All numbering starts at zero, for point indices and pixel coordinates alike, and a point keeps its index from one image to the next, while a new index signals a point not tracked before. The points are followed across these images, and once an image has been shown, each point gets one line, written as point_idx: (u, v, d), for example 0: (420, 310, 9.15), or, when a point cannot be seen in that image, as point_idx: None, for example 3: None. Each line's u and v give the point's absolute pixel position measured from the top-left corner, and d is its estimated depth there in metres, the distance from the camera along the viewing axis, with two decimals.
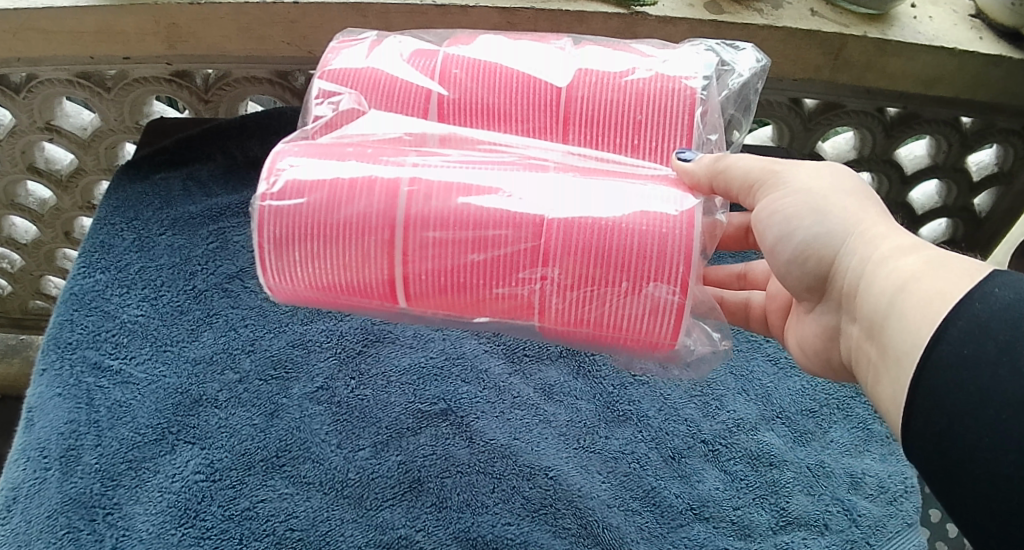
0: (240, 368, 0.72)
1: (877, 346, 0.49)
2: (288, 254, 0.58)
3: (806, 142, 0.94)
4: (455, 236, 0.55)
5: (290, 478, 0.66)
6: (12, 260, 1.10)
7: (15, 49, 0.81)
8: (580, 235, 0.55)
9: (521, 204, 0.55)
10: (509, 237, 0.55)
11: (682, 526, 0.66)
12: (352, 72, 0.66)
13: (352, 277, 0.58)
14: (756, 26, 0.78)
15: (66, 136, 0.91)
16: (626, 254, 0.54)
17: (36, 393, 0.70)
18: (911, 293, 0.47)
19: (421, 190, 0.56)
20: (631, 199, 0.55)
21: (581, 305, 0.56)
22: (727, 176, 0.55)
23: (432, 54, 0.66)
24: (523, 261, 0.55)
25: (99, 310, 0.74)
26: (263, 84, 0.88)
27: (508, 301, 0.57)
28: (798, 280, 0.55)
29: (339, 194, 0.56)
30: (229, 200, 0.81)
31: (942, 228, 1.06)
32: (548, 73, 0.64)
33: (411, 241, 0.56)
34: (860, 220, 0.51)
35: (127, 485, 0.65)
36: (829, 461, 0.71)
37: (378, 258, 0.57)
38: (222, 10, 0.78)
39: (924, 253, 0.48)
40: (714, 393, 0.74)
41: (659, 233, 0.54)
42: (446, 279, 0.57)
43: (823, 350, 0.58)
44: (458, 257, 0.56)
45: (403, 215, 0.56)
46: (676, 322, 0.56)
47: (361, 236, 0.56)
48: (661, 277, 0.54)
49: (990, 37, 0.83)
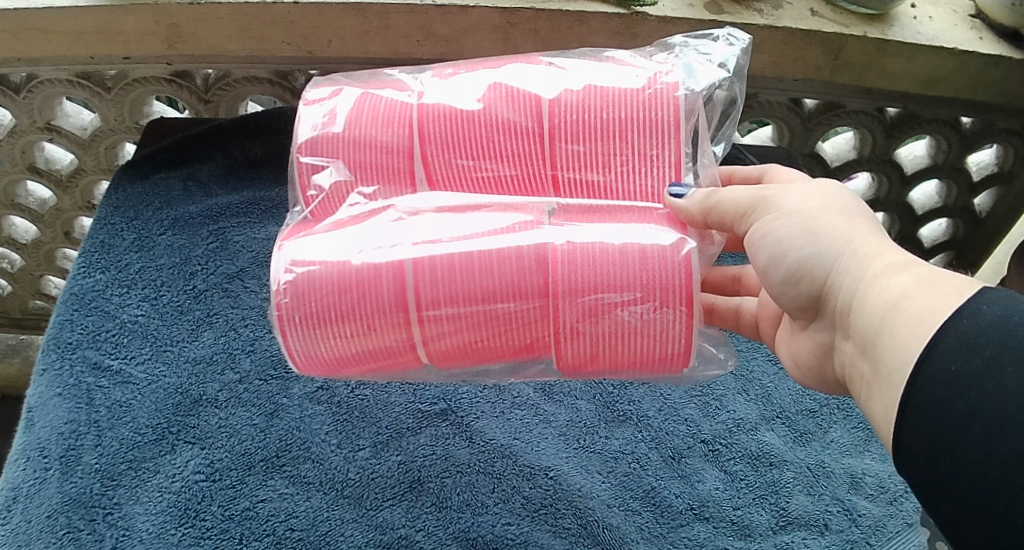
0: (240, 368, 0.72)
1: (870, 361, 0.49)
2: (314, 343, 0.56)
3: (805, 142, 0.94)
4: (466, 296, 0.54)
5: (290, 478, 0.66)
6: (12, 260, 1.10)
7: (15, 49, 0.81)
8: (587, 288, 0.54)
9: (525, 270, 0.54)
10: (521, 301, 0.54)
11: (682, 526, 0.66)
12: (331, 138, 0.61)
13: (377, 351, 0.56)
14: (755, 26, 0.78)
15: (66, 136, 0.91)
16: (633, 293, 0.54)
17: (36, 393, 0.70)
18: (902, 311, 0.46)
19: (426, 261, 0.54)
20: (632, 238, 0.54)
21: (596, 343, 0.56)
22: (720, 210, 0.54)
23: (408, 106, 0.61)
24: (532, 317, 0.55)
25: (99, 310, 0.74)
26: (262, 84, 0.88)
27: (523, 347, 0.56)
28: (791, 299, 0.54)
29: (351, 279, 0.54)
30: (229, 200, 0.81)
31: (942, 228, 1.06)
32: (526, 117, 0.59)
33: (428, 313, 0.54)
34: (852, 239, 0.50)
35: (127, 485, 0.65)
36: (829, 461, 0.71)
37: (395, 327, 0.55)
38: (222, 10, 0.78)
39: (916, 269, 0.48)
40: (714, 393, 0.74)
41: (661, 263, 0.54)
42: (464, 341, 0.56)
43: (818, 366, 0.57)
44: (473, 315, 0.54)
45: (418, 292, 0.54)
46: (685, 342, 0.56)
47: (379, 317, 0.55)
48: (665, 304, 0.54)
49: (990, 37, 0.83)
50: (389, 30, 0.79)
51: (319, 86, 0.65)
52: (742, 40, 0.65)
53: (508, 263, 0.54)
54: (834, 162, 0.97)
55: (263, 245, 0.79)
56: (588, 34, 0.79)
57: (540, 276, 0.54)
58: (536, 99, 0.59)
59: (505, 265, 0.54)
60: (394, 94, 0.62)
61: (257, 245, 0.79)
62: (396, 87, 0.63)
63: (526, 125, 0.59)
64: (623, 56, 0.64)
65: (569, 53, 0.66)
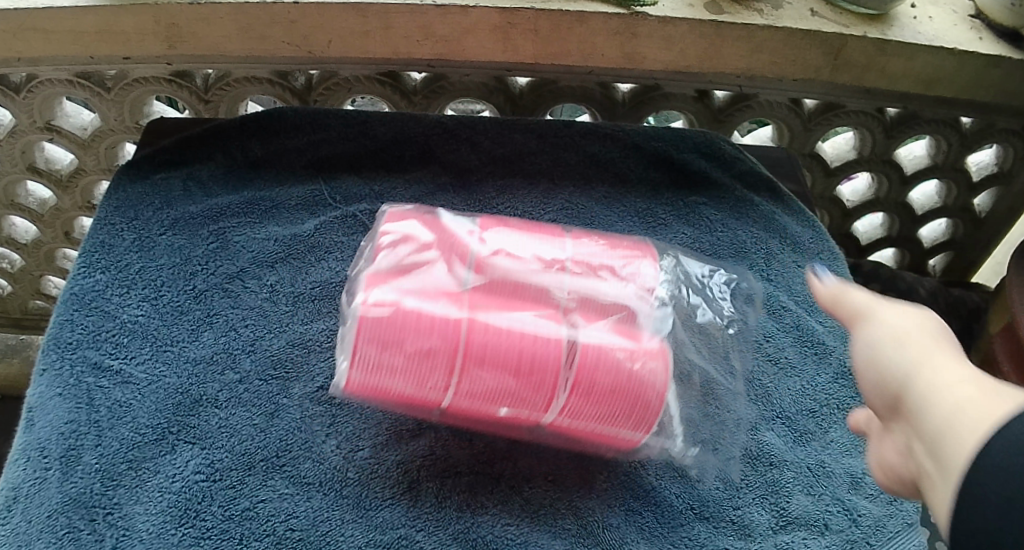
0: (240, 368, 0.72)
1: (932, 462, 0.44)
2: (374, 370, 0.62)
3: (805, 142, 0.94)
4: (505, 360, 0.61)
5: (290, 478, 0.66)
6: (12, 260, 1.10)
7: (15, 49, 0.81)
8: (598, 384, 0.62)
9: (550, 350, 0.62)
10: (540, 376, 0.61)
11: (683, 526, 0.66)
12: (412, 223, 0.72)
13: (420, 391, 0.63)
14: (756, 27, 0.78)
15: (66, 136, 0.91)
16: (619, 405, 0.62)
17: (36, 393, 0.69)
18: (964, 421, 0.43)
19: (484, 327, 0.62)
20: (625, 343, 0.63)
21: (590, 420, 0.64)
22: (839, 306, 0.53)
23: (430, 272, 0.66)
24: (544, 394, 0.62)
25: (99, 310, 0.74)
26: (263, 85, 0.89)
27: (522, 408, 0.63)
28: (873, 387, 0.50)
29: (416, 330, 0.61)
30: (229, 200, 0.82)
31: (942, 229, 1.07)
32: (548, 273, 0.68)
33: (469, 370, 0.61)
34: (932, 345, 0.48)
35: (127, 485, 0.65)
36: (829, 461, 0.71)
37: (443, 382, 0.62)
38: (223, 10, 0.78)
39: (986, 380, 0.45)
40: (715, 393, 0.73)
41: (648, 377, 0.62)
42: (492, 398, 0.63)
43: (895, 475, 0.49)
44: (495, 383, 0.62)
45: (468, 343, 0.61)
46: (647, 419, 0.63)
47: (432, 358, 0.61)
48: (641, 413, 0.62)
49: (990, 37, 0.83)
50: (389, 30, 0.79)
51: (394, 218, 0.73)
52: (709, 272, 0.78)
53: (535, 341, 0.62)
54: (834, 162, 0.97)
55: (263, 245, 0.79)
56: (589, 34, 0.79)
57: (561, 358, 0.62)
58: (541, 290, 0.67)
59: (532, 338, 0.62)
60: (427, 249, 0.68)
61: (257, 245, 0.79)
62: (429, 244, 0.69)
63: (548, 288, 0.67)
64: (607, 255, 0.72)
65: (579, 246, 0.72)
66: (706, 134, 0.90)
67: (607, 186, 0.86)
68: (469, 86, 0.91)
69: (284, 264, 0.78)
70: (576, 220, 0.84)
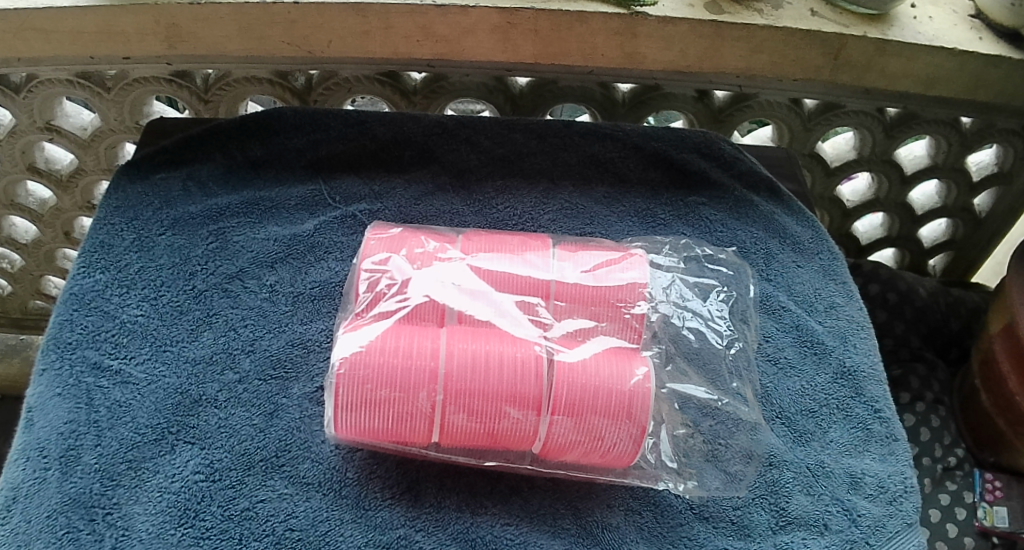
0: (239, 368, 0.72)
1: None
2: (357, 411, 0.63)
3: (805, 142, 0.94)
4: (482, 389, 0.63)
5: (290, 478, 0.66)
6: (12, 260, 1.10)
7: (16, 49, 0.81)
8: (576, 404, 0.63)
9: (528, 377, 0.63)
10: (520, 405, 0.63)
11: (683, 525, 0.66)
12: (391, 242, 0.73)
13: (402, 429, 0.64)
14: (755, 27, 0.78)
15: (66, 136, 0.91)
16: (601, 421, 0.63)
17: (36, 393, 0.69)
18: None
19: (460, 360, 0.63)
20: (606, 367, 0.65)
21: (570, 445, 0.64)
22: None
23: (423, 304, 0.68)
24: (526, 420, 0.63)
25: (99, 310, 0.74)
26: (263, 84, 0.89)
27: (506, 439, 0.64)
28: None
29: (399, 369, 0.63)
30: (229, 200, 0.82)
31: (942, 228, 1.07)
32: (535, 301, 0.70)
33: (452, 405, 0.63)
34: None
35: (127, 485, 0.65)
36: (828, 461, 0.71)
37: (425, 415, 0.63)
38: (223, 10, 0.78)
39: None
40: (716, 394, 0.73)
41: (629, 394, 0.64)
42: (477, 433, 0.64)
43: None
44: (475, 415, 0.63)
45: (445, 381, 0.63)
46: (632, 447, 0.64)
47: (413, 395, 0.63)
48: (623, 431, 0.64)
49: (990, 37, 0.83)
50: (388, 30, 0.79)
51: (382, 235, 0.74)
52: (702, 282, 0.79)
53: (512, 370, 0.63)
54: (834, 162, 0.97)
55: (263, 245, 0.79)
56: (589, 34, 0.79)
57: (539, 384, 0.63)
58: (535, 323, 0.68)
59: (511, 369, 0.63)
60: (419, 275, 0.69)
61: (256, 245, 0.79)
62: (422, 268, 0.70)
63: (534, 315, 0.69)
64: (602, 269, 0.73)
65: (569, 259, 0.73)
66: (706, 134, 0.90)
67: (606, 186, 0.86)
68: (469, 86, 0.91)
69: (284, 264, 0.78)
70: (576, 221, 0.84)
